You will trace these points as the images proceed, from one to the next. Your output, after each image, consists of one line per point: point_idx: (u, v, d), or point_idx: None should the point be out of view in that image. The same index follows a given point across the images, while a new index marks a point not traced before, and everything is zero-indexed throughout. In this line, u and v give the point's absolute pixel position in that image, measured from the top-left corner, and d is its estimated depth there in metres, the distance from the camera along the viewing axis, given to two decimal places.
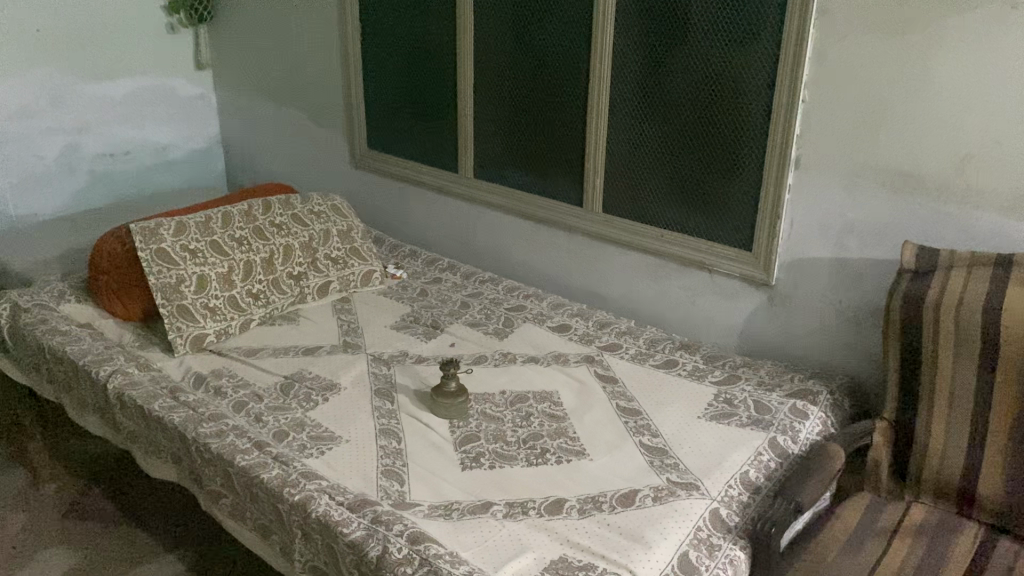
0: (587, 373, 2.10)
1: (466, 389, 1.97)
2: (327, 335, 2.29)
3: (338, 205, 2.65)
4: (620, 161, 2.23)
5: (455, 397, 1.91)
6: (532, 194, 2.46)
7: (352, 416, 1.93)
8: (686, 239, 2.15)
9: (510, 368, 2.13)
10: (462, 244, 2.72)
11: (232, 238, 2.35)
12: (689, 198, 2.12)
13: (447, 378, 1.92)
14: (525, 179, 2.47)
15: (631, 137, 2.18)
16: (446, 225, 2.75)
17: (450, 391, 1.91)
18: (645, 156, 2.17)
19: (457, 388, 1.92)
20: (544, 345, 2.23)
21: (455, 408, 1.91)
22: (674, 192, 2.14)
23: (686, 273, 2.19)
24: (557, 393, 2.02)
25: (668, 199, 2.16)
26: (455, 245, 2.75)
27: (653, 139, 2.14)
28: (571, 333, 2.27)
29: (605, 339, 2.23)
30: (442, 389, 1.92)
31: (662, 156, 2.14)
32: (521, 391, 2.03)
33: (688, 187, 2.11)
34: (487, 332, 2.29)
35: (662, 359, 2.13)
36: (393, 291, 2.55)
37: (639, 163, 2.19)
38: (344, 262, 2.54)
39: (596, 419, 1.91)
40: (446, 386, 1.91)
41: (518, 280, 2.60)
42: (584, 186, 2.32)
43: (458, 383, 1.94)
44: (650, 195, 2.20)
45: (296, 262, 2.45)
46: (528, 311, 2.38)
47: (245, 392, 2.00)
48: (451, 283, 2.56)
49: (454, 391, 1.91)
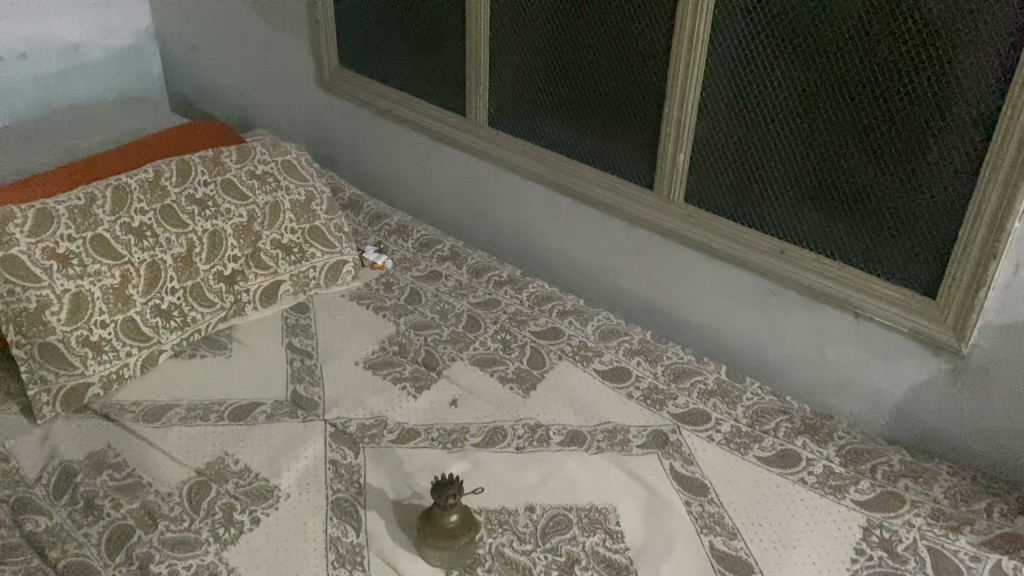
0: (661, 473, 1.38)
1: (473, 515, 1.26)
2: (268, 384, 1.55)
3: (294, 163, 1.85)
4: (722, 131, 1.42)
5: (453, 539, 1.21)
6: (577, 160, 1.65)
7: (294, 565, 1.22)
8: (822, 262, 1.38)
9: (540, 456, 1.40)
10: (469, 215, 1.93)
11: (126, 229, 1.58)
12: (837, 200, 1.33)
13: (444, 510, 1.21)
14: (567, 140, 1.66)
15: (744, 97, 1.37)
16: (445, 186, 1.95)
17: (447, 531, 1.21)
18: (765, 128, 1.36)
19: (460, 525, 1.22)
20: (592, 411, 1.49)
21: (454, 555, 1.22)
22: (809, 188, 1.35)
23: (815, 310, 1.43)
24: (614, 513, 1.31)
25: (799, 199, 1.37)
26: (458, 214, 1.95)
27: (782, 104, 1.33)
28: (632, 389, 1.53)
29: (683, 403, 1.49)
30: (433, 527, 1.21)
31: (795, 133, 1.33)
32: (556, 509, 1.31)
33: (837, 187, 1.32)
34: (506, 383, 1.54)
35: (774, 449, 1.40)
36: (372, 293, 1.79)
37: (754, 138, 1.39)
38: (299, 252, 1.77)
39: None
40: (442, 523, 1.21)
41: (549, 278, 1.83)
42: (660, 160, 1.52)
43: (461, 512, 1.23)
44: (769, 187, 1.40)
45: (227, 258, 1.68)
46: (566, 341, 1.63)
47: (131, 511, 1.29)
48: (453, 283, 1.79)
49: (453, 531, 1.21)
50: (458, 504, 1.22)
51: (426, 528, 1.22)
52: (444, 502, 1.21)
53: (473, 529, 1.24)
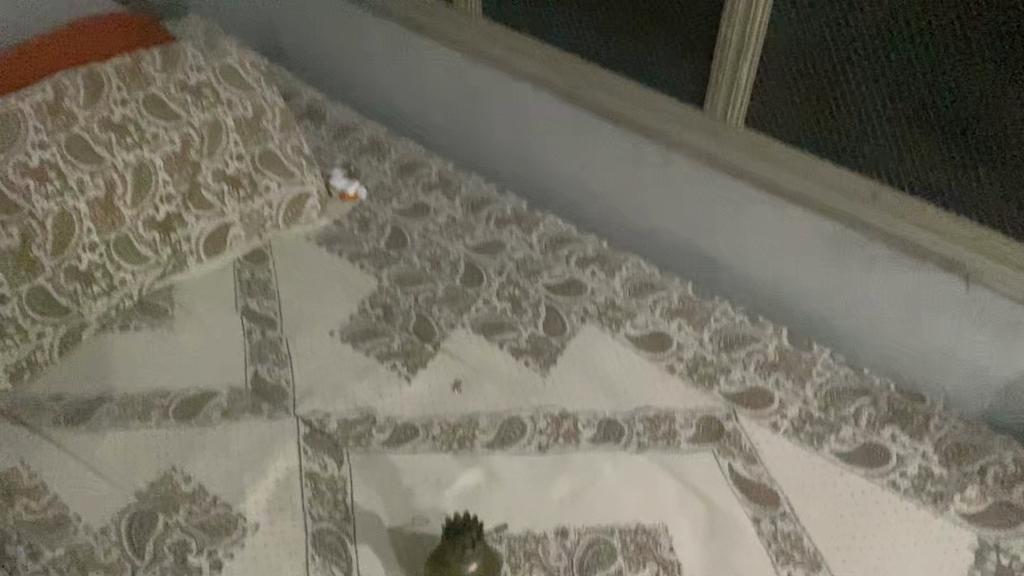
0: (721, 479, 1.11)
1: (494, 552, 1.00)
2: (221, 371, 1.23)
3: (237, 68, 1.45)
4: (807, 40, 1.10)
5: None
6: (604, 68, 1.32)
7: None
8: (928, 214, 1.09)
9: (569, 459, 1.14)
10: (459, 129, 1.58)
11: (21, 170, 1.21)
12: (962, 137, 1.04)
13: (456, 561, 0.95)
14: (593, 45, 1.32)
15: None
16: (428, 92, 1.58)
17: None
18: (870, 34, 1.05)
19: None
20: (627, 394, 1.21)
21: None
22: (924, 119, 1.06)
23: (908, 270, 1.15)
24: (666, 537, 1.06)
25: (908, 133, 1.07)
26: (445, 128, 1.60)
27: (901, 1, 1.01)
28: (675, 362, 1.24)
29: (739, 380, 1.22)
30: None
31: (915, 45, 1.02)
32: (597, 535, 1.06)
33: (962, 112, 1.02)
34: (520, 357, 1.25)
35: (855, 443, 1.14)
36: (345, 234, 1.46)
37: (851, 49, 1.07)
38: (252, 185, 1.42)
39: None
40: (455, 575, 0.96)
41: (559, 210, 1.51)
42: (717, 74, 1.19)
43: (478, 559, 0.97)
44: (865, 116, 1.10)
45: (158, 199, 1.32)
46: (590, 299, 1.33)
47: (55, 562, 1.01)
48: (445, 218, 1.47)
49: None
50: (477, 551, 0.97)
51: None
52: (458, 550, 0.95)
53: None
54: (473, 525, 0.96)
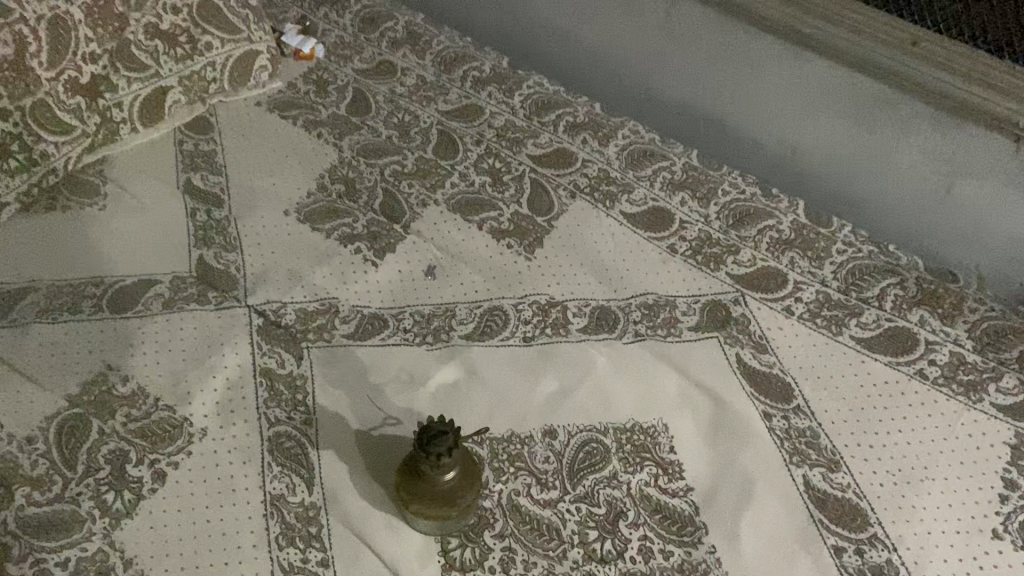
0: (728, 371, 0.99)
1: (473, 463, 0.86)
2: (159, 254, 1.08)
3: None
4: None
5: (439, 510, 0.83)
6: None
7: (228, 548, 0.85)
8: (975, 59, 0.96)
9: (558, 352, 1.01)
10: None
11: None
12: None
13: (428, 473, 0.81)
14: None
15: None
16: None
17: (429, 500, 0.83)
18: None
19: (452, 490, 0.83)
20: (621, 278, 1.07)
21: (444, 524, 0.85)
22: None
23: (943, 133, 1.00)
24: (667, 437, 0.94)
25: None
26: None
27: None
28: (676, 242, 1.10)
29: (749, 261, 1.08)
30: (411, 489, 0.83)
31: None
32: (589, 436, 0.94)
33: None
34: (501, 238, 1.11)
35: (879, 328, 1.02)
36: (301, 100, 1.29)
37: None
38: (190, 43, 1.22)
39: (766, 537, 0.87)
40: (425, 487, 0.82)
41: (551, 71, 1.34)
42: None
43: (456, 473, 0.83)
44: None
45: (80, 58, 1.13)
46: (581, 172, 1.17)
47: None
48: (415, 81, 1.30)
49: (441, 499, 0.83)
50: (456, 459, 0.82)
51: (405, 487, 0.84)
52: (430, 462, 0.80)
53: (475, 489, 0.85)
54: (450, 435, 0.80)
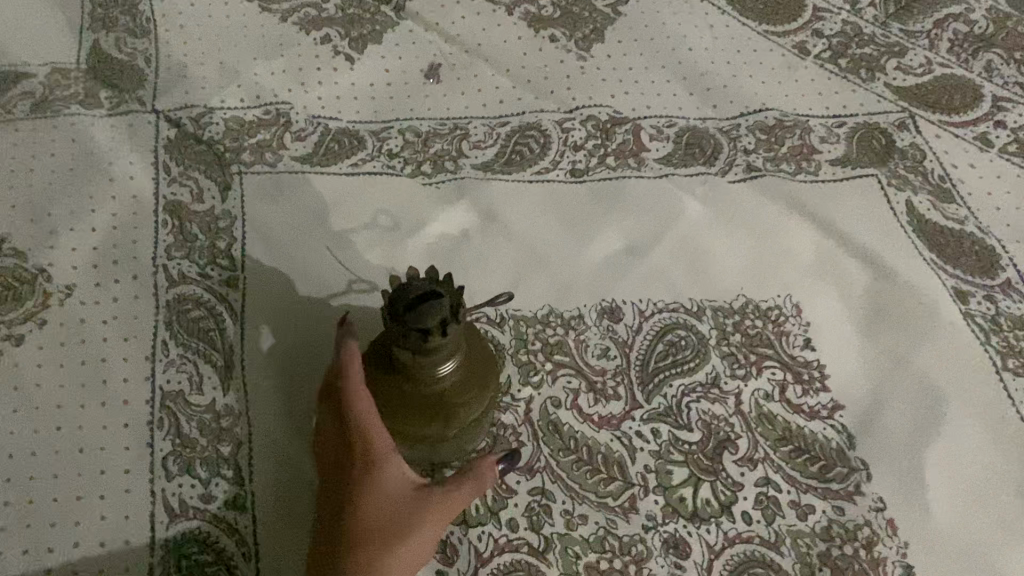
0: (893, 227, 0.63)
1: (485, 361, 0.51)
2: (11, 31, 0.72)
3: None
4: None
5: (421, 427, 0.49)
6: None
7: (87, 474, 0.52)
8: None
9: (625, 191, 0.65)
10: None
11: None
12: None
13: (405, 366, 0.46)
14: None
15: None
16: None
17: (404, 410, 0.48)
18: None
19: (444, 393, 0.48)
20: (723, 88, 0.71)
21: (431, 448, 0.51)
22: None
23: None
24: (800, 324, 0.59)
25: None
26: None
27: None
28: (808, 40, 0.73)
29: (921, 68, 0.71)
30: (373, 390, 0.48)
31: None
32: (671, 321, 0.60)
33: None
34: (541, 29, 0.74)
35: None
36: None
37: None
38: None
39: (964, 485, 0.53)
40: (397, 386, 0.48)
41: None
42: None
43: (455, 376, 0.48)
44: None
45: None
46: None
47: None
48: None
49: (425, 407, 0.48)
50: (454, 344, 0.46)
51: (368, 383, 0.49)
52: (408, 350, 0.45)
53: (485, 392, 0.50)
54: (443, 310, 0.43)
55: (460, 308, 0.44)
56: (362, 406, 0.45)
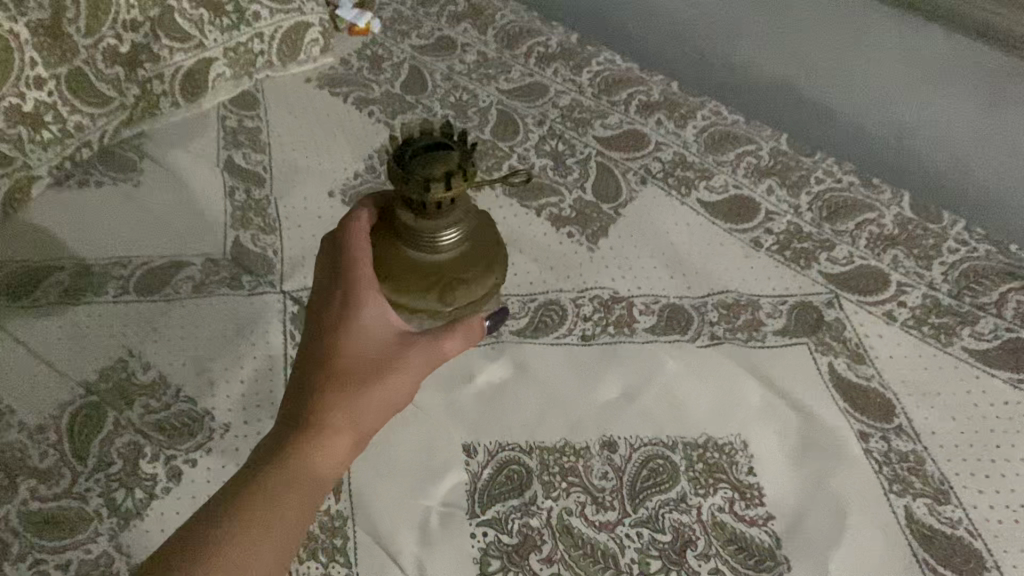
0: (818, 381, 0.86)
1: (483, 223, 0.68)
2: (174, 241, 0.99)
3: None
4: None
5: (419, 293, 0.66)
6: None
7: None
8: None
9: (621, 353, 0.89)
10: None
11: None
12: None
13: (409, 225, 0.61)
14: None
15: None
16: None
17: (398, 276, 0.65)
18: None
19: (439, 262, 0.63)
20: (696, 273, 0.95)
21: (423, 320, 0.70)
22: None
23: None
24: (747, 453, 0.82)
25: None
26: None
27: None
28: (761, 235, 0.98)
29: (845, 259, 0.95)
30: (372, 252, 0.66)
31: None
32: (652, 452, 0.83)
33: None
34: (561, 227, 1.00)
35: (997, 340, 0.88)
36: (354, 76, 1.20)
37: None
38: (236, 11, 1.14)
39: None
40: (398, 252, 0.64)
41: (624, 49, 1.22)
42: None
43: (460, 208, 0.61)
44: None
45: (121, 25, 1.05)
46: (653, 156, 1.06)
47: None
48: (475, 57, 1.21)
49: (424, 270, 0.64)
50: (453, 211, 0.61)
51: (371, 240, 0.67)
52: (414, 210, 0.60)
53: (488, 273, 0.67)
54: (450, 160, 0.58)
55: (465, 164, 0.58)
56: (355, 253, 0.65)
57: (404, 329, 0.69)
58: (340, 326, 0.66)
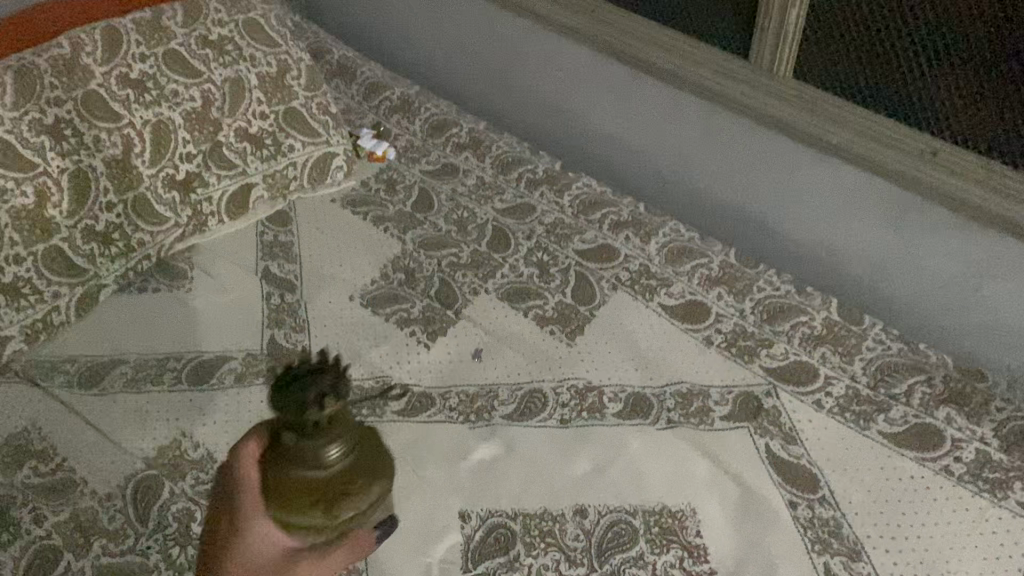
0: (756, 459, 1.03)
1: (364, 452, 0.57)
2: (220, 338, 1.19)
3: (261, 24, 1.40)
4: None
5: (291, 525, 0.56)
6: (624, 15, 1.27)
7: None
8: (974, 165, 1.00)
9: (593, 435, 1.07)
10: (499, 99, 1.56)
11: (35, 128, 1.17)
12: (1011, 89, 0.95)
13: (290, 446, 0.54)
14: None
15: None
16: (470, 56, 1.55)
17: (283, 505, 0.56)
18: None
19: (328, 486, 0.55)
20: (657, 367, 1.14)
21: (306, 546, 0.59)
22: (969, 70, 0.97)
23: (960, 230, 1.05)
24: (696, 517, 0.98)
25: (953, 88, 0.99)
26: (482, 102, 1.60)
27: None
28: (711, 333, 1.16)
29: (782, 355, 1.13)
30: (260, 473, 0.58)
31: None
32: (616, 517, 0.99)
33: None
34: (545, 326, 1.19)
35: (906, 424, 1.05)
36: (372, 197, 1.42)
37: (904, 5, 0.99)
38: (274, 145, 1.37)
39: None
40: (276, 487, 0.56)
41: (612, 177, 1.45)
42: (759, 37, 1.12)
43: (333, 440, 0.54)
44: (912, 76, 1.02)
45: (179, 159, 1.28)
46: (622, 266, 1.26)
47: (58, 527, 0.97)
48: (474, 181, 1.43)
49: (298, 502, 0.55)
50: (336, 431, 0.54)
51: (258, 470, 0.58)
52: (294, 432, 0.54)
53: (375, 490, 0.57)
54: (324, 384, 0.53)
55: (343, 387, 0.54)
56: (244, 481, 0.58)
57: (299, 547, 0.59)
58: (231, 539, 0.59)
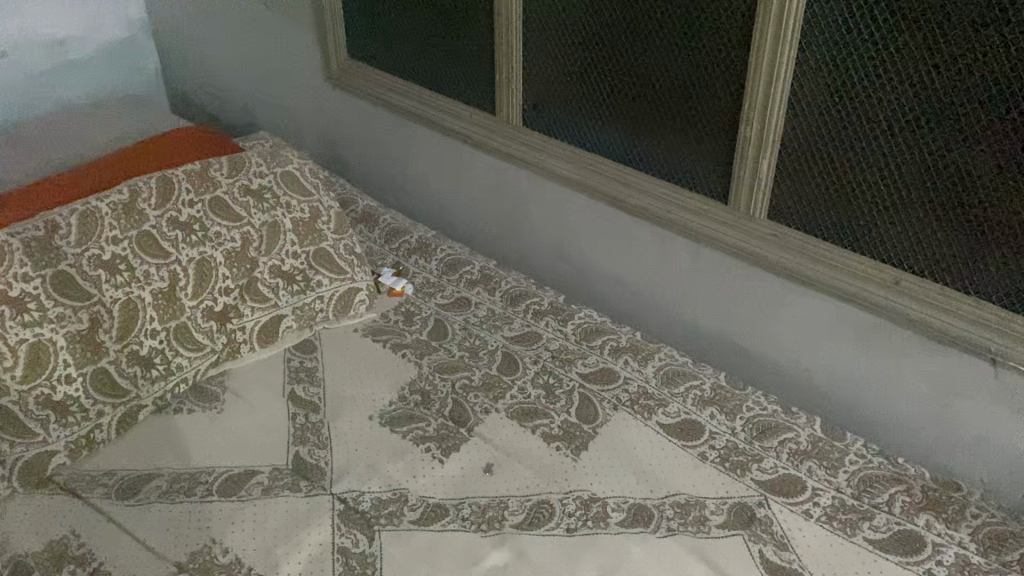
0: (751, 564, 1.09)
1: None
2: (249, 455, 1.28)
3: (296, 175, 1.58)
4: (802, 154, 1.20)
5: None
6: (613, 170, 1.43)
7: None
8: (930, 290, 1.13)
9: (597, 542, 1.13)
10: (506, 243, 1.72)
11: (95, 263, 1.31)
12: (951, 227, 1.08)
13: None
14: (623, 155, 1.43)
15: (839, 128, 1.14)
16: (481, 204, 1.72)
17: None
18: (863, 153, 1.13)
19: None
20: (657, 480, 1.22)
21: None
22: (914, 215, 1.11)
23: (924, 351, 1.17)
24: None
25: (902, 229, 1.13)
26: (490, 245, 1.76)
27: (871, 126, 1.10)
28: (706, 448, 1.26)
29: (772, 468, 1.22)
30: None
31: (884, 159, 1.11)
32: None
33: (949, 184, 1.06)
34: (551, 443, 1.28)
35: (890, 530, 1.12)
36: (390, 327, 1.54)
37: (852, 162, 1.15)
38: (304, 281, 1.50)
39: None
40: None
41: (610, 311, 1.59)
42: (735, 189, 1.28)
43: None
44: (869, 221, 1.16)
45: (218, 292, 1.41)
46: (621, 388, 1.37)
47: None
48: (485, 313, 1.56)
49: None
50: None
51: None
52: None
53: None
54: None
55: None
56: None
57: None
58: None
